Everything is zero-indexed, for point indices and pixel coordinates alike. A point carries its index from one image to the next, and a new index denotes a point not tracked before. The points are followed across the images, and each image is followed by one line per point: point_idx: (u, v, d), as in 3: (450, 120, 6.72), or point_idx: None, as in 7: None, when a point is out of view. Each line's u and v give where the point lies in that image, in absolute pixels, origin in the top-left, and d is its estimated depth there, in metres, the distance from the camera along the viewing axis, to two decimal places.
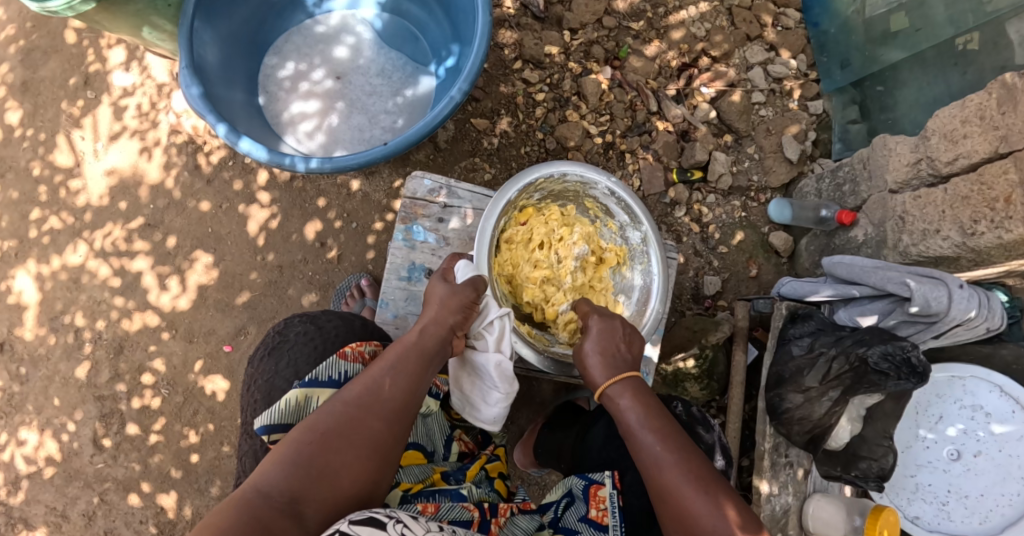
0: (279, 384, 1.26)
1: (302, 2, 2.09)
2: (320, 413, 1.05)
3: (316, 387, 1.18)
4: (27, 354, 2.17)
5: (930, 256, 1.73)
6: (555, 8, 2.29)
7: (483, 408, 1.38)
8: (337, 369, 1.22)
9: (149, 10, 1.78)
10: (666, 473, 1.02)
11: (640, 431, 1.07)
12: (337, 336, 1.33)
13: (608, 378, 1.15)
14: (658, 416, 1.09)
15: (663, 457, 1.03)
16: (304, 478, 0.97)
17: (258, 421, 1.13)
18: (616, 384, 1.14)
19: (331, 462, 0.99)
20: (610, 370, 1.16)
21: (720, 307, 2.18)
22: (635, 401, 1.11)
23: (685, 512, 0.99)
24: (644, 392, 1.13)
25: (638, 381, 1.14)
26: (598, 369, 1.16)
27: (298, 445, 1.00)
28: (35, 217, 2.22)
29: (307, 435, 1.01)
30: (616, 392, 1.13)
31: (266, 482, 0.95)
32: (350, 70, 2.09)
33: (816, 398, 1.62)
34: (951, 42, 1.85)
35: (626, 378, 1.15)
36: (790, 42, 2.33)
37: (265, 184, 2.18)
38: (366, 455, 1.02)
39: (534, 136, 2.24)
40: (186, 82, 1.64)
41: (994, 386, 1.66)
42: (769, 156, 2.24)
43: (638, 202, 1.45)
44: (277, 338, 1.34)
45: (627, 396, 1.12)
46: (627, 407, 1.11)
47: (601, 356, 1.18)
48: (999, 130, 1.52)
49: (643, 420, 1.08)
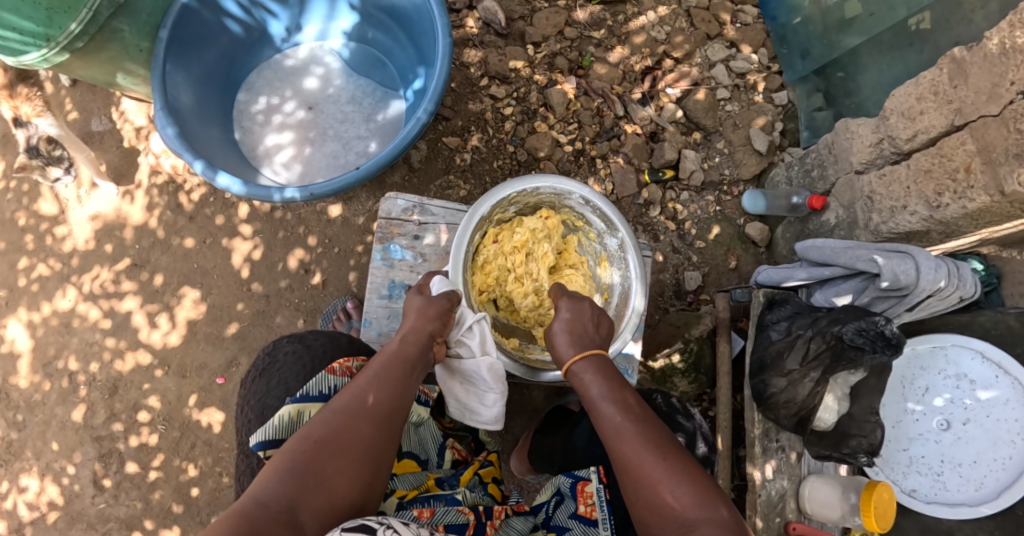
0: (270, 403, 1.27)
1: (270, 38, 2.15)
2: (312, 424, 1.07)
3: (309, 402, 1.20)
4: (23, 401, 2.20)
5: (901, 232, 1.76)
6: (517, 24, 2.35)
7: (482, 411, 1.41)
8: (327, 383, 1.24)
9: (121, 56, 1.85)
10: (624, 441, 1.02)
11: (605, 409, 1.07)
12: (325, 352, 1.35)
13: (576, 353, 1.16)
14: (625, 390, 1.10)
15: (621, 425, 1.04)
16: (301, 486, 0.98)
17: (253, 437, 1.15)
18: (582, 359, 1.14)
19: (325, 470, 1.01)
20: (578, 347, 1.17)
21: (703, 301, 2.21)
22: (602, 378, 1.11)
23: (642, 477, 0.99)
24: (610, 370, 1.14)
25: (600, 359, 1.14)
26: (564, 345, 1.17)
27: (293, 454, 1.02)
28: (23, 266, 2.26)
29: (302, 444, 1.03)
30: (583, 369, 1.13)
31: (264, 493, 0.96)
32: (322, 101, 2.15)
33: (799, 380, 1.63)
34: (904, 23, 1.89)
35: (593, 356, 1.15)
36: (750, 38, 2.39)
37: (247, 217, 2.23)
38: (359, 463, 1.04)
39: (506, 149, 2.29)
40: (162, 124, 1.70)
41: (975, 352, 1.67)
42: (738, 149, 2.28)
43: (614, 209, 1.44)
44: (268, 359, 1.37)
45: (593, 372, 1.13)
46: (591, 381, 1.12)
47: (567, 335, 1.18)
48: (953, 103, 1.55)
49: (608, 390, 1.09)
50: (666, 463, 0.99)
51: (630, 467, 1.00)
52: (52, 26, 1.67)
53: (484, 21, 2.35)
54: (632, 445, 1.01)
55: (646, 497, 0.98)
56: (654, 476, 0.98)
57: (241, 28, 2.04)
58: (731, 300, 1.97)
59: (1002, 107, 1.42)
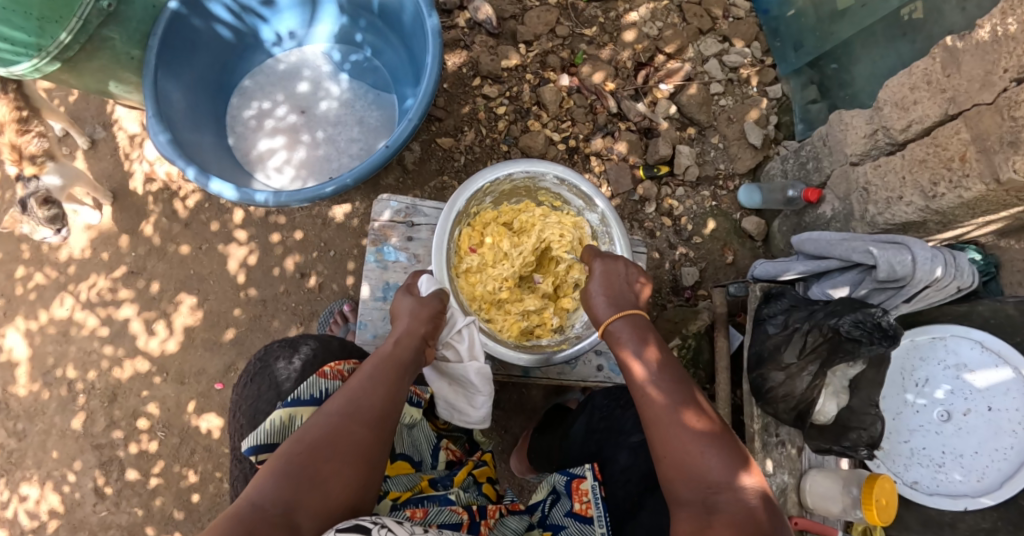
0: (261, 408, 1.27)
1: (261, 43, 2.15)
2: (305, 429, 1.06)
3: (300, 406, 1.19)
4: (22, 410, 2.20)
5: (898, 223, 1.76)
6: (509, 23, 2.35)
7: (471, 412, 1.43)
8: (318, 387, 1.23)
9: (113, 65, 1.85)
10: (661, 401, 1.03)
11: (641, 366, 1.08)
12: (315, 358, 1.34)
13: (616, 313, 1.17)
14: (661, 351, 1.10)
15: (661, 391, 1.04)
16: (297, 487, 0.98)
17: (245, 442, 1.14)
18: (624, 319, 1.15)
19: (321, 472, 1.00)
20: (616, 307, 1.18)
21: (701, 297, 2.20)
22: (642, 339, 1.12)
23: (676, 438, 0.99)
24: (650, 332, 1.14)
25: (643, 321, 1.15)
26: (604, 306, 1.18)
27: (287, 457, 1.01)
28: (21, 275, 2.27)
29: (295, 448, 1.03)
30: (621, 329, 1.14)
31: (259, 496, 0.96)
32: (314, 104, 2.15)
33: (797, 374, 1.63)
34: (897, 13, 1.88)
35: (632, 315, 1.16)
36: (742, 32, 2.39)
37: (242, 222, 2.23)
38: (355, 466, 1.03)
39: (500, 149, 2.29)
40: (154, 131, 1.70)
41: (975, 342, 1.66)
42: (733, 144, 2.27)
43: (591, 185, 1.45)
44: (260, 364, 1.36)
45: (633, 332, 1.13)
46: (631, 342, 1.12)
47: (606, 295, 1.19)
48: (946, 92, 1.53)
49: (643, 349, 1.10)
50: (699, 427, 0.99)
51: (659, 424, 1.01)
52: (44, 36, 1.68)
53: (476, 21, 2.34)
54: (668, 398, 1.03)
55: (673, 453, 0.98)
56: (689, 435, 0.98)
57: (231, 33, 2.03)
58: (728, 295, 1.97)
59: (995, 95, 1.41)
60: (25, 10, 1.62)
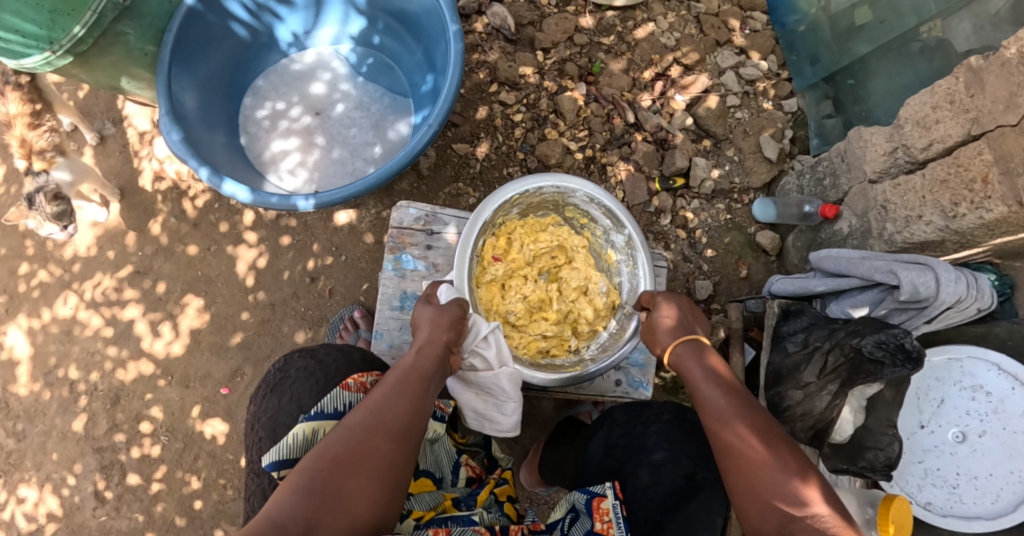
0: (283, 421, 1.25)
1: (277, 42, 2.12)
2: (327, 442, 1.04)
3: (323, 420, 1.16)
4: (22, 410, 2.15)
5: (915, 242, 1.74)
6: (526, 30, 2.34)
7: (502, 420, 1.43)
8: (341, 400, 1.21)
9: (127, 60, 1.82)
10: (726, 424, 1.04)
11: (703, 388, 1.10)
12: (338, 369, 1.32)
13: (677, 339, 1.19)
14: (724, 375, 1.12)
15: (723, 411, 1.05)
16: (319, 504, 0.95)
17: (266, 458, 1.11)
18: (684, 343, 1.18)
19: (344, 489, 0.98)
20: (678, 334, 1.20)
21: (714, 311, 2.19)
22: (702, 362, 1.14)
23: (745, 461, 0.99)
24: (711, 355, 1.16)
25: (706, 347, 1.17)
26: (665, 332, 1.22)
27: (309, 473, 0.99)
28: (24, 272, 2.22)
29: (317, 462, 1.00)
30: (685, 354, 1.16)
31: (280, 512, 0.94)
32: (329, 106, 2.12)
33: (815, 393, 1.63)
34: (915, 30, 1.88)
35: (692, 340, 1.19)
36: (759, 44, 2.38)
37: (252, 224, 2.20)
38: (379, 481, 1.01)
39: (516, 156, 2.26)
40: (165, 128, 1.67)
41: (992, 364, 1.64)
42: (748, 157, 2.26)
43: (621, 207, 1.43)
44: (278, 376, 1.33)
45: (694, 355, 1.16)
46: (693, 364, 1.14)
47: (669, 324, 1.22)
48: (969, 112, 1.53)
49: (706, 368, 1.12)
50: (767, 444, 0.99)
51: (727, 449, 1.01)
52: (55, 29, 1.64)
53: (493, 27, 2.33)
54: (737, 425, 1.03)
55: (745, 481, 0.98)
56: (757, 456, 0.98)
57: (247, 32, 2.00)
58: (744, 310, 2.03)
59: (1020, 117, 1.41)
60: (35, 2, 1.58)
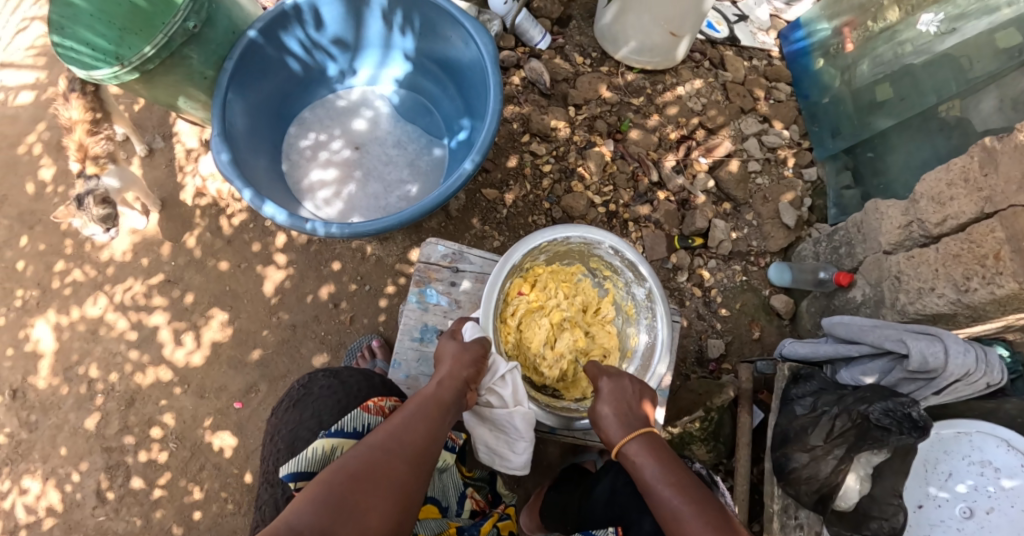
0: (303, 434, 1.29)
1: (326, 78, 2.26)
2: (347, 457, 1.07)
3: (343, 438, 1.20)
4: (38, 402, 2.21)
5: (928, 314, 1.75)
6: (561, 86, 2.46)
7: (512, 458, 1.44)
8: (361, 420, 1.25)
9: (186, 82, 1.96)
10: (685, 521, 1.05)
11: (658, 485, 1.10)
12: (359, 391, 1.37)
13: (625, 434, 1.18)
14: (676, 468, 1.12)
15: (684, 510, 1.06)
16: (336, 515, 0.98)
17: (285, 468, 1.13)
18: (634, 439, 1.17)
19: (359, 505, 1.01)
20: (626, 428, 1.20)
21: (725, 371, 2.20)
22: (655, 457, 1.14)
23: None
24: (662, 449, 1.16)
25: (655, 439, 1.17)
26: (615, 429, 1.20)
27: (328, 485, 1.01)
28: (59, 269, 2.33)
29: (337, 475, 1.03)
30: (635, 449, 1.16)
31: (298, 519, 0.96)
32: (368, 141, 2.25)
33: (821, 457, 1.62)
34: (934, 109, 1.99)
35: (641, 432, 1.18)
36: (782, 114, 2.47)
37: (283, 246, 2.29)
38: (392, 503, 1.04)
39: (542, 206, 2.35)
40: (217, 149, 1.78)
41: (1001, 440, 1.60)
42: (766, 222, 2.32)
43: (643, 259, 1.48)
44: (302, 391, 1.39)
45: (645, 452, 1.15)
46: (645, 462, 1.14)
47: (617, 417, 1.21)
48: (983, 191, 1.58)
49: (656, 465, 1.13)
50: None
51: None
52: (122, 45, 2.03)
53: (530, 80, 2.46)
54: (699, 525, 1.03)
55: None
56: None
57: (299, 66, 2.13)
58: (755, 371, 2.06)
59: None
60: (110, 21, 2.00)
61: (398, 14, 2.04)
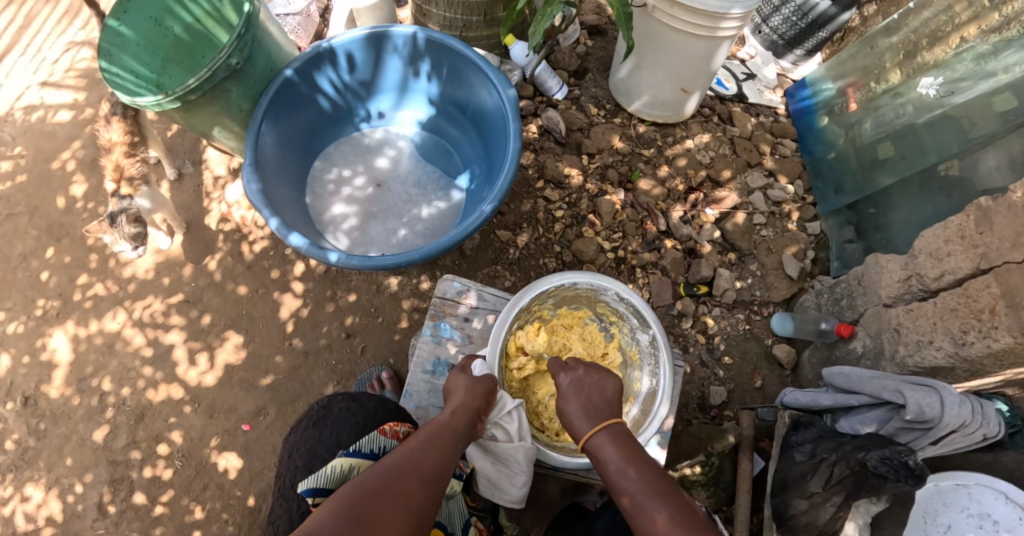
0: (322, 453, 1.33)
1: (352, 117, 2.39)
2: (366, 475, 1.10)
3: (360, 458, 1.24)
4: (49, 410, 2.24)
5: (926, 367, 1.79)
6: (575, 135, 2.58)
7: (510, 491, 1.50)
8: (377, 443, 1.29)
9: (223, 114, 2.09)
10: (646, 513, 1.10)
11: (619, 475, 1.16)
12: (376, 415, 1.40)
13: (593, 427, 1.24)
14: (637, 458, 1.18)
15: (643, 501, 1.11)
16: (354, 526, 1.00)
17: (304, 483, 1.16)
18: (600, 431, 1.23)
19: (377, 519, 1.03)
20: (594, 420, 1.25)
21: (726, 417, 2.22)
22: (620, 449, 1.19)
23: None
24: (627, 440, 1.22)
25: (619, 431, 1.22)
26: (581, 422, 1.26)
27: (348, 499, 1.05)
28: (82, 282, 2.41)
29: (357, 491, 1.06)
30: (602, 440, 1.21)
31: (318, 527, 0.99)
32: (389, 179, 2.36)
33: (821, 504, 1.64)
34: (934, 167, 2.06)
35: (607, 425, 1.24)
36: (787, 169, 2.58)
37: (301, 275, 2.37)
38: (405, 522, 1.06)
39: (553, 249, 2.43)
40: (248, 178, 1.88)
41: (999, 493, 1.57)
42: (770, 273, 2.38)
43: (648, 307, 1.56)
44: (322, 412, 1.43)
45: (610, 444, 1.21)
46: (610, 454, 1.19)
47: (582, 409, 1.27)
48: (979, 248, 1.64)
49: (618, 455, 1.18)
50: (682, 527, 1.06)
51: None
52: (163, 74, 2.21)
53: (546, 129, 2.59)
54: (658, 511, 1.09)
55: None
56: None
57: (330, 105, 2.27)
58: (756, 418, 2.07)
59: None
60: (155, 52, 2.19)
61: (426, 62, 2.19)
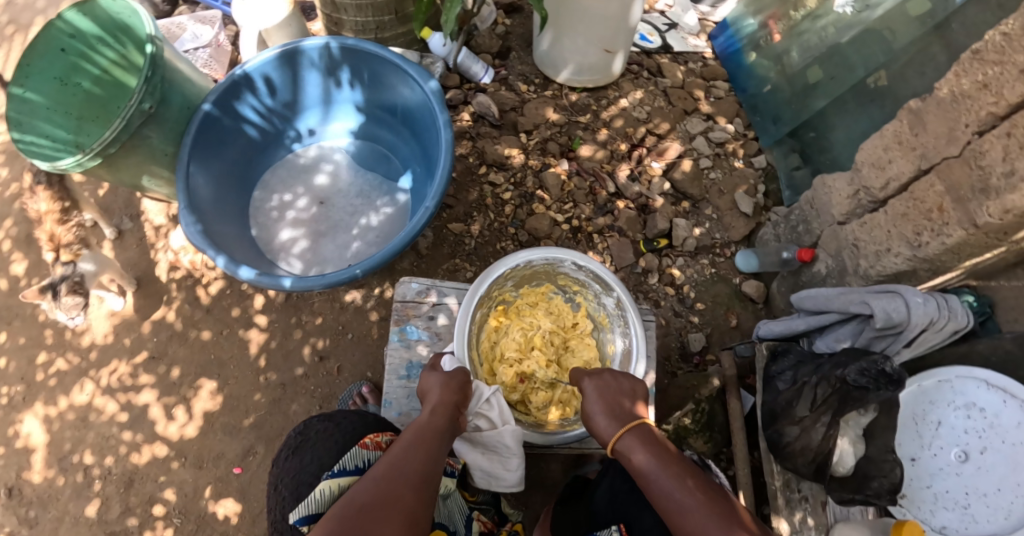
0: (306, 477, 1.30)
1: (283, 140, 2.34)
2: (354, 492, 1.09)
3: (345, 475, 1.23)
4: (35, 496, 2.19)
5: (889, 274, 1.82)
6: (509, 115, 2.56)
7: (506, 475, 1.48)
8: (361, 457, 1.28)
9: (148, 161, 2.03)
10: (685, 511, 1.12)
11: (652, 474, 1.18)
12: (354, 430, 1.39)
13: (621, 428, 1.26)
14: (668, 457, 1.20)
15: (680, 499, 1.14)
16: None
17: (294, 513, 1.15)
18: (628, 433, 1.25)
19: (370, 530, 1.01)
20: (621, 423, 1.27)
21: (709, 362, 2.24)
22: (648, 449, 1.22)
23: None
24: (653, 439, 1.24)
25: (647, 431, 1.25)
26: (608, 426, 1.28)
27: (337, 519, 1.03)
28: (42, 360, 2.34)
29: (346, 508, 1.05)
30: (629, 441, 1.24)
31: None
32: (332, 195, 2.32)
33: (811, 426, 1.64)
34: (863, 81, 2.08)
35: (635, 427, 1.26)
36: (724, 109, 2.59)
37: (262, 307, 2.33)
38: (401, 527, 1.04)
39: (508, 232, 2.42)
40: (186, 221, 1.83)
41: (980, 381, 1.61)
42: (726, 214, 2.41)
43: (607, 270, 1.55)
44: (300, 439, 1.40)
45: (638, 445, 1.23)
46: (640, 455, 1.21)
47: (606, 413, 1.30)
48: (916, 149, 1.66)
49: (649, 455, 1.21)
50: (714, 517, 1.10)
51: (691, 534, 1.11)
52: (81, 133, 2.13)
53: (479, 114, 2.56)
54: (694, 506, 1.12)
55: None
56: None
57: (257, 131, 2.22)
58: (736, 356, 2.10)
59: (961, 148, 1.54)
60: (66, 111, 2.11)
61: (346, 71, 2.15)
